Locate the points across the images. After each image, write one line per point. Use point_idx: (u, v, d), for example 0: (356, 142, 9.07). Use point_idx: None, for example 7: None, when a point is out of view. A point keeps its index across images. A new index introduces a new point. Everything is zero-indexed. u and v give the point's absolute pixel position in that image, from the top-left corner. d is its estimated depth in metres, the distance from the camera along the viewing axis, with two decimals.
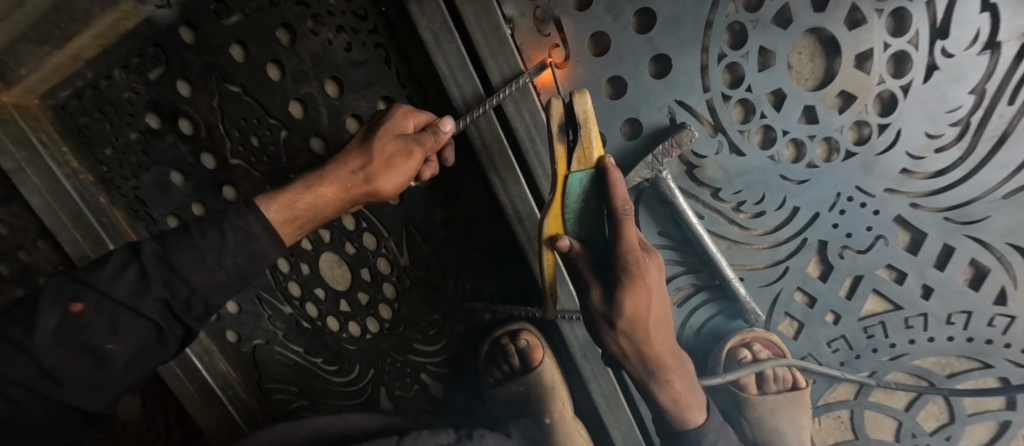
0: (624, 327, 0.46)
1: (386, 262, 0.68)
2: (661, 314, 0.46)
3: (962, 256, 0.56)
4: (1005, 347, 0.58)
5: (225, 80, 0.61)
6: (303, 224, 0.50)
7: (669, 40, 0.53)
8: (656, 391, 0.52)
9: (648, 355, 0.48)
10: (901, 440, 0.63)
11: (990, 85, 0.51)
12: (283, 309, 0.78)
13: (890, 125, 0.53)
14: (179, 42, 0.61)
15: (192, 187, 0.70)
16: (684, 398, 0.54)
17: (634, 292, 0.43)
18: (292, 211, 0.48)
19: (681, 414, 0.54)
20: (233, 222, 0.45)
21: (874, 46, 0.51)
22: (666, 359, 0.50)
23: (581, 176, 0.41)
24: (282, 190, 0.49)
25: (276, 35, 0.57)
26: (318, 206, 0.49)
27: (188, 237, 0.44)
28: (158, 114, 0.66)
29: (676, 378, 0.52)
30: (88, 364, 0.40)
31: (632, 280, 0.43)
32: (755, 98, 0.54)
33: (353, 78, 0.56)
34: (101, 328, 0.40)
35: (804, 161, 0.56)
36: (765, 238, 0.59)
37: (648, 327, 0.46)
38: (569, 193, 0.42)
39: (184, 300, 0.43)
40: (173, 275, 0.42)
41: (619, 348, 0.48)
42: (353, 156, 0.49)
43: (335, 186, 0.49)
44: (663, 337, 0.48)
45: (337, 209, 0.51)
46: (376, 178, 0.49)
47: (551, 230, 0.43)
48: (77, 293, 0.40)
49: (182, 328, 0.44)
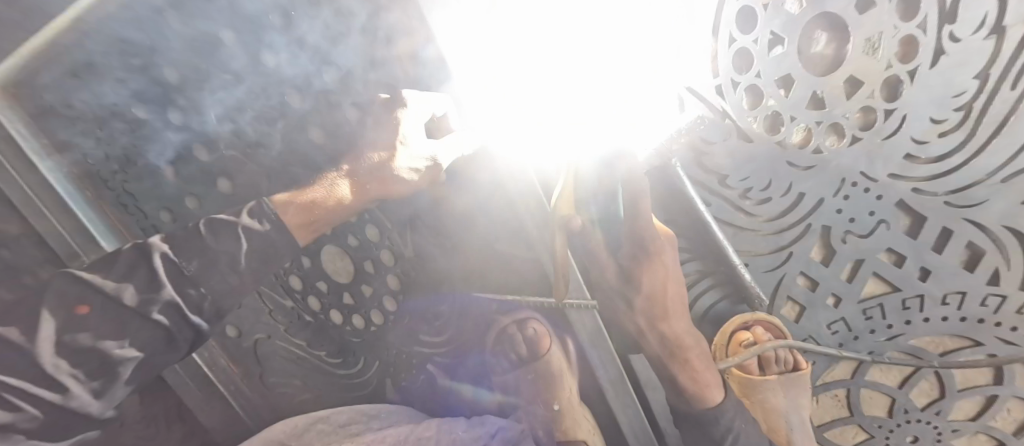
0: (642, 304, 0.51)
1: (390, 254, 0.67)
2: (674, 286, 0.51)
3: (959, 239, 0.57)
4: (996, 326, 0.59)
5: (216, 67, 0.58)
6: (321, 226, 0.48)
7: (677, 22, 0.52)
8: (674, 370, 0.53)
9: (664, 330, 0.52)
10: (894, 416, 0.65)
11: (994, 70, 0.50)
12: (285, 302, 0.76)
13: (896, 110, 0.53)
14: (165, 27, 0.56)
15: (186, 180, 0.67)
16: (702, 376, 0.53)
17: (652, 270, 0.48)
18: (311, 215, 0.46)
19: (698, 390, 0.53)
20: (247, 224, 0.43)
21: (883, 31, 0.50)
22: (681, 334, 0.53)
23: (597, 156, 0.39)
24: (301, 192, 0.47)
25: (269, 19, 0.54)
26: (338, 211, 0.47)
27: (199, 239, 0.42)
28: (146, 105, 0.62)
29: (694, 356, 0.53)
30: (92, 368, 0.39)
31: (649, 259, 0.47)
32: (764, 84, 0.54)
33: (354, 65, 0.55)
34: (110, 332, 0.39)
35: (810, 147, 0.56)
36: (771, 224, 0.60)
37: (664, 304, 0.51)
38: (584, 171, 0.40)
39: (196, 304, 0.42)
40: (186, 281, 0.41)
41: (635, 324, 0.53)
42: (371, 153, 0.47)
43: (354, 190, 0.47)
44: (678, 314, 0.52)
45: (349, 208, 0.48)
46: (398, 175, 0.47)
47: (564, 208, 0.41)
48: (82, 296, 0.39)
49: (191, 332, 0.43)
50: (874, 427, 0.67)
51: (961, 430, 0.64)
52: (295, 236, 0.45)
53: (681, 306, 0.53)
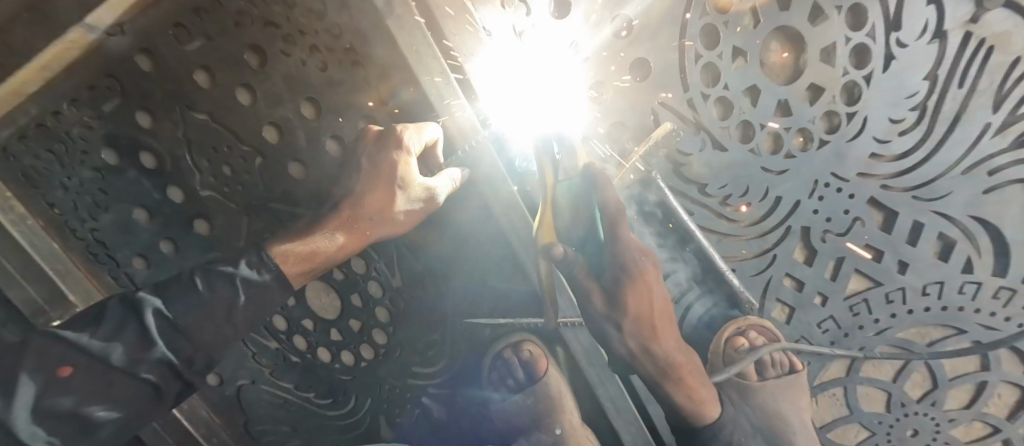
0: (630, 328, 0.47)
1: (377, 286, 0.65)
2: (661, 305, 0.48)
3: (931, 231, 0.59)
4: (976, 312, 0.60)
5: (191, 108, 0.57)
6: (317, 270, 0.52)
7: (646, 45, 0.56)
8: (670, 390, 0.54)
9: (656, 352, 0.50)
10: (893, 411, 0.66)
11: (941, 70, 0.53)
12: (268, 344, 0.72)
13: (858, 113, 0.56)
14: (137, 70, 0.56)
15: (158, 224, 0.64)
16: (698, 393, 0.55)
17: (638, 293, 0.45)
18: (312, 263, 0.51)
19: (696, 409, 0.56)
20: (245, 275, 0.47)
21: (837, 41, 0.53)
22: (671, 354, 0.51)
23: (570, 183, 0.42)
24: (300, 238, 0.50)
25: (243, 58, 0.54)
26: (333, 255, 0.51)
27: (195, 293, 0.44)
28: (116, 150, 0.60)
29: (687, 374, 0.53)
30: (74, 430, 0.40)
31: (634, 279, 0.44)
32: (732, 96, 0.57)
33: (332, 99, 0.55)
34: (97, 392, 0.41)
35: (782, 152, 0.58)
36: (753, 228, 0.62)
37: (652, 325, 0.48)
38: (559, 199, 0.42)
39: (186, 357, 0.45)
40: (177, 335, 0.44)
41: (627, 349, 0.49)
42: (371, 198, 0.50)
43: (355, 235, 0.51)
44: (668, 331, 0.50)
45: (351, 253, 0.53)
46: (396, 220, 0.51)
47: (544, 238, 0.42)
48: (66, 357, 0.40)
49: (178, 385, 0.45)
50: (876, 424, 0.67)
51: (958, 419, 0.65)
52: (291, 281, 0.50)
53: (671, 323, 0.50)
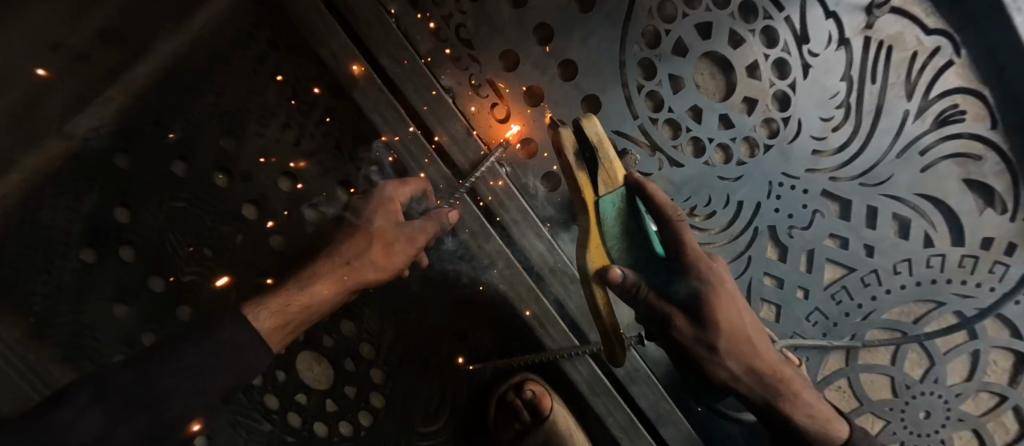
0: (725, 344, 0.49)
1: (369, 346, 0.64)
2: (739, 322, 0.49)
3: (885, 213, 0.63)
4: (948, 282, 0.64)
5: (172, 197, 0.60)
6: (299, 323, 0.50)
7: (592, 83, 0.60)
8: (783, 408, 0.51)
9: (761, 366, 0.50)
10: (901, 395, 0.66)
11: (853, 71, 0.61)
12: (261, 426, 0.66)
13: (792, 117, 0.62)
14: (113, 168, 0.59)
15: (137, 319, 0.61)
16: (816, 411, 0.52)
17: (724, 305, 0.47)
18: (286, 315, 0.47)
19: (824, 429, 0.51)
20: (224, 338, 0.43)
21: (756, 59, 0.60)
22: (775, 368, 0.51)
23: (612, 198, 0.44)
24: (275, 292, 0.48)
25: (222, 143, 0.59)
26: (315, 302, 0.50)
27: (167, 368, 0.41)
28: (95, 249, 0.60)
29: (790, 387, 0.51)
30: None
31: (713, 287, 0.47)
32: (678, 116, 0.61)
33: (310, 168, 0.60)
34: None
35: (733, 161, 0.62)
36: (723, 235, 0.64)
37: (748, 337, 0.49)
38: (604, 218, 0.44)
39: None
40: None
41: (728, 371, 0.50)
42: (347, 245, 0.51)
43: (332, 280, 0.50)
44: (754, 347, 0.50)
45: (338, 299, 0.52)
46: (371, 259, 0.51)
47: (596, 262, 0.44)
48: None
49: None
50: (887, 412, 0.66)
51: (965, 392, 0.65)
52: (267, 340, 0.46)
53: (761, 336, 0.51)
